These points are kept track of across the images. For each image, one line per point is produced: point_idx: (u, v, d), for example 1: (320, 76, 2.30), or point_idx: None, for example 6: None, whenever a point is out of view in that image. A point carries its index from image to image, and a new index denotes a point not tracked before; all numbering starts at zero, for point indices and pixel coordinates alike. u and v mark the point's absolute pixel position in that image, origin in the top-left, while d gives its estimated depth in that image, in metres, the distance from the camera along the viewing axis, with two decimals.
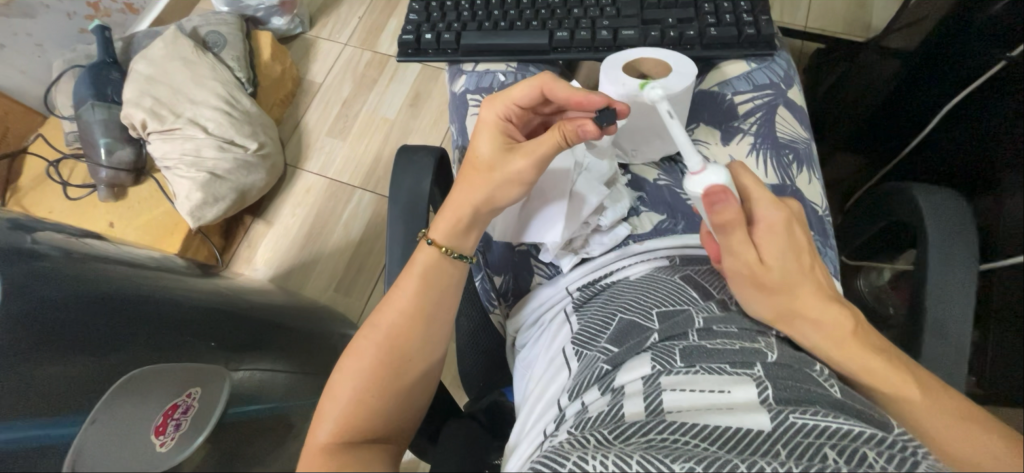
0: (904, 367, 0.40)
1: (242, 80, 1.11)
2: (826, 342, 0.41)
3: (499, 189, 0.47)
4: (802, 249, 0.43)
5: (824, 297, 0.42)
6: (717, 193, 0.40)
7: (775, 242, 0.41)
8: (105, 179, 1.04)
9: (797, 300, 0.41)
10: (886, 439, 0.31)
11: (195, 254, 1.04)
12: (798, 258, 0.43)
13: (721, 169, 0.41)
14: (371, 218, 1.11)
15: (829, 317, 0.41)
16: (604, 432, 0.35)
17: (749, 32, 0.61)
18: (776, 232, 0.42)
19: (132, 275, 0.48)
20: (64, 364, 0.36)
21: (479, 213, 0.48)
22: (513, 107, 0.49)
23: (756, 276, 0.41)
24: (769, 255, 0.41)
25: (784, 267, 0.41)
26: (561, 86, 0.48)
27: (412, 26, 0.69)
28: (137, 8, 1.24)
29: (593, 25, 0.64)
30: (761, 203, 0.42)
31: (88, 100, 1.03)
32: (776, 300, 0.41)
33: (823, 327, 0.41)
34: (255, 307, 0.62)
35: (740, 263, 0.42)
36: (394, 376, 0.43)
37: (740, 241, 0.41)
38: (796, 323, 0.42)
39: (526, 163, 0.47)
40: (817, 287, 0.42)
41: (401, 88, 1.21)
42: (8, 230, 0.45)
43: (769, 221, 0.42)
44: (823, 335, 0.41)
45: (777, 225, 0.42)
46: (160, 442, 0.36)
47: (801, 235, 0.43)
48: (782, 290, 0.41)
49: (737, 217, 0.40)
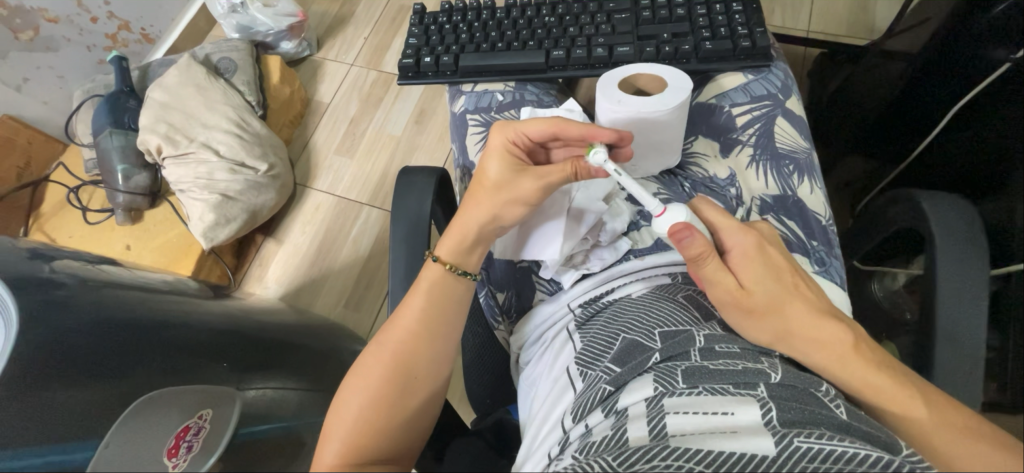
0: (908, 381, 0.39)
1: (253, 103, 1.14)
2: (828, 360, 0.41)
3: (503, 209, 0.48)
4: (781, 269, 0.44)
5: (816, 313, 0.42)
6: (681, 230, 0.42)
7: (750, 267, 0.43)
8: (123, 203, 1.07)
9: (787, 318, 0.41)
10: (892, 463, 0.30)
11: (208, 275, 1.06)
12: (778, 278, 0.43)
13: (680, 209, 0.44)
14: (379, 234, 1.12)
15: (826, 334, 0.41)
16: (608, 458, 0.34)
17: (745, 45, 0.61)
18: (750, 257, 0.43)
19: (147, 299, 0.49)
20: (81, 388, 0.38)
21: (488, 234, 0.49)
22: (525, 136, 0.49)
23: (740, 302, 0.42)
24: (747, 280, 0.43)
25: (764, 288, 0.42)
26: (575, 128, 0.48)
27: (412, 50, 0.70)
28: (152, 37, 1.28)
29: (589, 43, 0.65)
30: (727, 233, 0.44)
31: (106, 128, 1.07)
32: (768, 321, 0.42)
33: (822, 344, 0.41)
34: (268, 326, 0.63)
35: (722, 292, 0.42)
36: (398, 398, 0.43)
37: (715, 270, 0.42)
38: (794, 343, 0.41)
39: (535, 186, 0.47)
40: (807, 303, 0.42)
41: (407, 106, 1.23)
42: (28, 259, 0.47)
43: (740, 248, 0.44)
44: (825, 354, 0.41)
45: (749, 251, 0.44)
46: (174, 464, 0.35)
47: (777, 257, 0.44)
48: (770, 313, 0.41)
49: (706, 249, 0.41)
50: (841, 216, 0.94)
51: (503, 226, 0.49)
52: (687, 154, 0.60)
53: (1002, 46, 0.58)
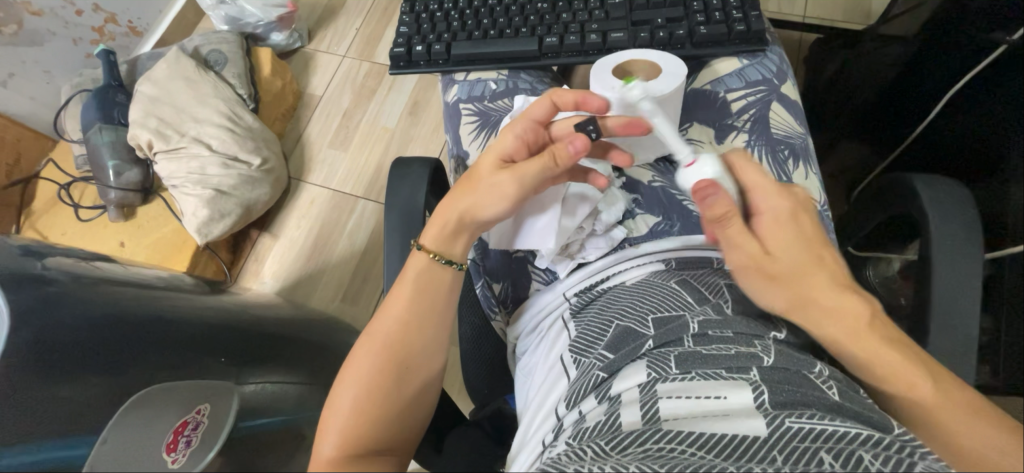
0: (917, 356, 0.40)
1: (244, 96, 1.12)
2: (841, 333, 0.40)
3: (481, 199, 0.47)
4: (811, 236, 0.43)
5: (840, 284, 0.41)
6: (706, 188, 0.42)
7: (780, 232, 0.42)
8: (115, 199, 1.06)
9: (810, 287, 0.41)
10: (883, 441, 0.30)
11: (203, 270, 1.06)
12: (808, 245, 0.42)
13: (711, 163, 0.44)
14: (375, 227, 1.12)
15: (847, 307, 0.41)
16: (601, 443, 0.35)
17: (739, 29, 0.60)
18: (782, 222, 0.42)
19: (140, 296, 0.49)
20: (75, 387, 0.37)
21: (462, 218, 0.48)
22: (530, 123, 0.49)
23: (761, 266, 0.42)
24: (773, 244, 0.42)
25: (789, 254, 0.41)
26: (568, 93, 0.49)
27: (404, 39, 0.69)
28: (140, 30, 1.26)
29: (582, 29, 0.64)
30: (763, 195, 0.43)
31: (96, 124, 1.06)
32: (787, 287, 0.41)
33: (840, 318, 0.40)
34: (263, 320, 0.63)
35: (744, 255, 0.42)
36: (393, 388, 0.43)
37: (738, 232, 0.42)
38: (811, 311, 0.41)
39: (516, 180, 0.46)
40: (832, 274, 0.42)
41: (401, 97, 1.22)
42: (19, 256, 0.46)
43: (773, 212, 0.43)
44: (840, 327, 0.40)
45: (782, 215, 0.43)
46: (172, 459, 0.37)
47: (809, 224, 0.43)
48: (791, 278, 0.41)
49: (730, 210, 0.41)
50: (836, 203, 0.94)
51: (485, 217, 0.48)
52: (682, 140, 0.60)
53: (1002, 28, 0.57)
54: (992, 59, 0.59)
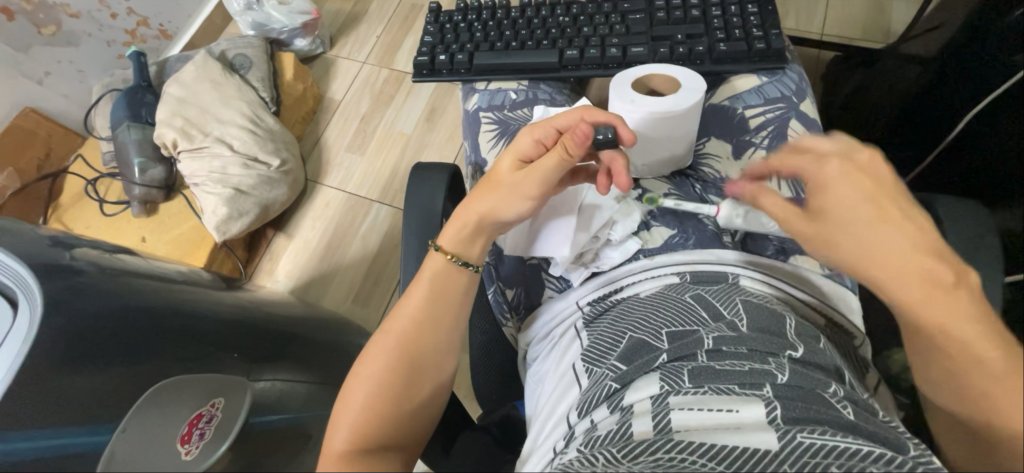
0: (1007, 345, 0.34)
1: (267, 99, 1.16)
2: (911, 298, 0.35)
3: (502, 201, 0.48)
4: (877, 190, 0.37)
5: (915, 243, 0.35)
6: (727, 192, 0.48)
7: (834, 191, 0.37)
8: (138, 195, 1.09)
9: (875, 245, 0.36)
10: (896, 460, 0.30)
11: (220, 267, 1.08)
12: (873, 199, 0.36)
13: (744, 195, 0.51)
14: (388, 230, 1.13)
15: (919, 270, 0.34)
16: (613, 451, 0.35)
17: (759, 46, 0.61)
18: (835, 178, 0.38)
19: (162, 289, 0.50)
20: (102, 376, 0.38)
21: (483, 220, 0.49)
22: (550, 130, 0.49)
23: (806, 231, 0.39)
24: (822, 205, 0.38)
25: (842, 213, 0.37)
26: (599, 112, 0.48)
27: (427, 48, 0.71)
28: (170, 33, 1.30)
29: (602, 43, 0.66)
30: (815, 152, 0.40)
31: (125, 122, 1.09)
32: (842, 248, 0.37)
33: (908, 278, 0.34)
34: (277, 318, 0.64)
35: (785, 221, 0.41)
36: (405, 389, 0.43)
37: (769, 201, 0.41)
38: (877, 273, 0.36)
39: (535, 178, 0.47)
40: (906, 232, 0.35)
41: (418, 104, 1.25)
42: (49, 246, 0.48)
43: (824, 167, 0.38)
44: (908, 291, 0.35)
45: (831, 170, 0.38)
46: (186, 450, 0.37)
47: (872, 177, 0.37)
48: (844, 239, 0.37)
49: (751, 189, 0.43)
50: None
51: (503, 218, 0.49)
52: (699, 154, 0.60)
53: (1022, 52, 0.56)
54: (1009, 83, 0.58)
